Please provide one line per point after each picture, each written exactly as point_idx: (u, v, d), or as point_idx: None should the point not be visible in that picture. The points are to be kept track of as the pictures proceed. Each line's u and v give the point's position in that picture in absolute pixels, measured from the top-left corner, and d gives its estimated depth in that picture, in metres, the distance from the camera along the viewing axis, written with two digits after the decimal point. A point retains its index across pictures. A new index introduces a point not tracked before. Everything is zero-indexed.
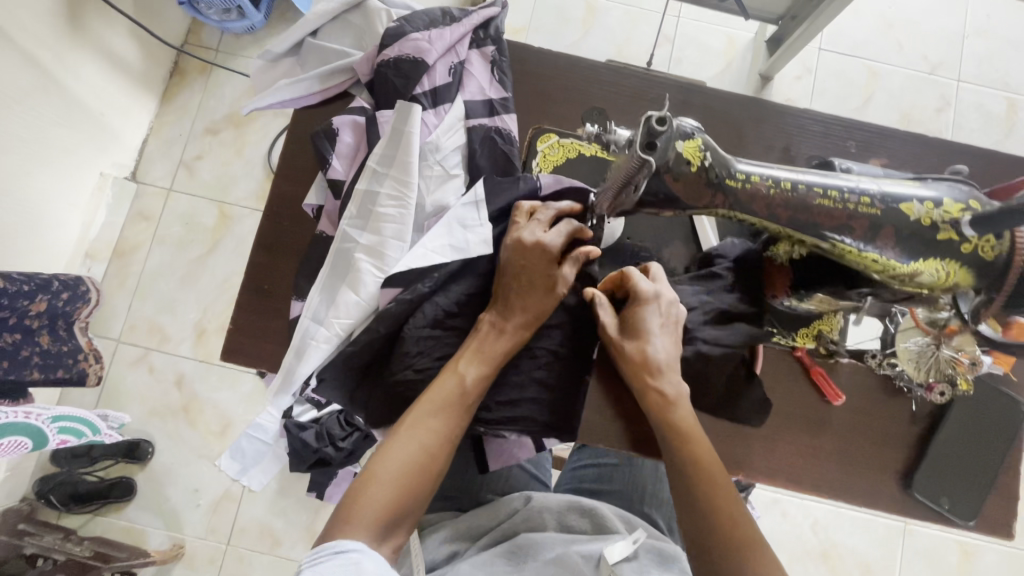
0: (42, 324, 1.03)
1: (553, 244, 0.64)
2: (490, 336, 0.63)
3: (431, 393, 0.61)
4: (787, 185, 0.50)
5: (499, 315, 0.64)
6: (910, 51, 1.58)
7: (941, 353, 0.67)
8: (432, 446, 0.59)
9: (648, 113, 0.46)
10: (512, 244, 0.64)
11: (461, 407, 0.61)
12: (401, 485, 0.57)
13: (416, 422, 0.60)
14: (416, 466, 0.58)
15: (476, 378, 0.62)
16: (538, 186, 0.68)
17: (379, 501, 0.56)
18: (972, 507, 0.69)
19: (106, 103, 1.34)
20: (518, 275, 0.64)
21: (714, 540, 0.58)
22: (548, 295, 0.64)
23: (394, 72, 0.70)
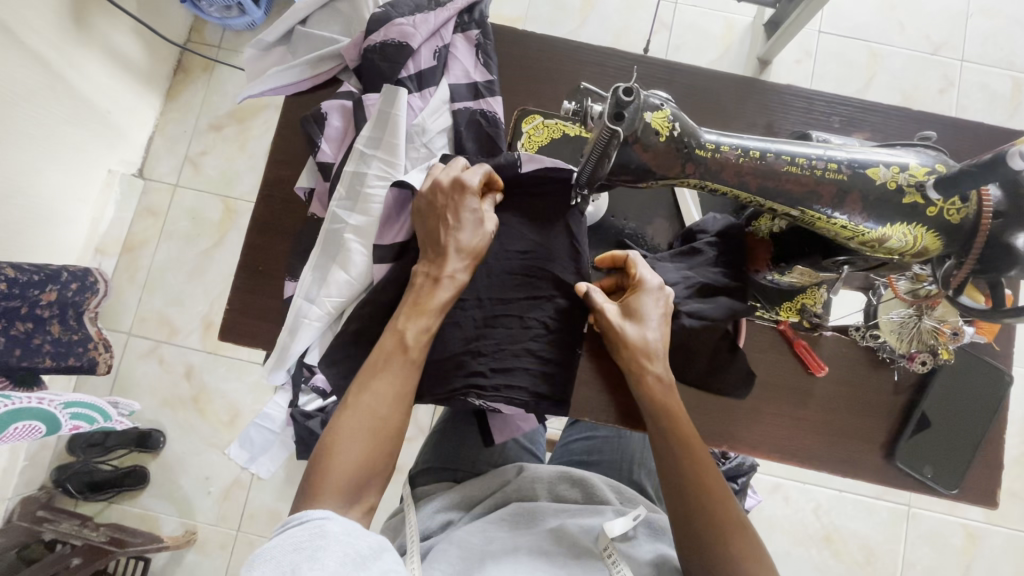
0: (52, 314, 1.07)
1: (473, 182, 0.64)
2: (426, 288, 0.63)
3: (374, 358, 0.62)
4: (756, 154, 0.51)
5: (430, 265, 0.64)
6: (912, 32, 1.57)
7: (923, 323, 0.67)
8: (382, 407, 0.60)
9: (615, 85, 0.48)
10: (433, 189, 0.64)
11: (406, 363, 0.62)
12: (361, 450, 0.58)
13: (363, 388, 0.61)
14: (371, 431, 0.59)
15: (415, 331, 0.62)
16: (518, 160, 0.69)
17: (340, 471, 0.57)
18: (955, 477, 0.70)
19: (112, 101, 1.38)
20: (445, 221, 0.64)
21: (703, 525, 0.60)
22: (473, 233, 0.64)
23: (380, 56, 0.72)
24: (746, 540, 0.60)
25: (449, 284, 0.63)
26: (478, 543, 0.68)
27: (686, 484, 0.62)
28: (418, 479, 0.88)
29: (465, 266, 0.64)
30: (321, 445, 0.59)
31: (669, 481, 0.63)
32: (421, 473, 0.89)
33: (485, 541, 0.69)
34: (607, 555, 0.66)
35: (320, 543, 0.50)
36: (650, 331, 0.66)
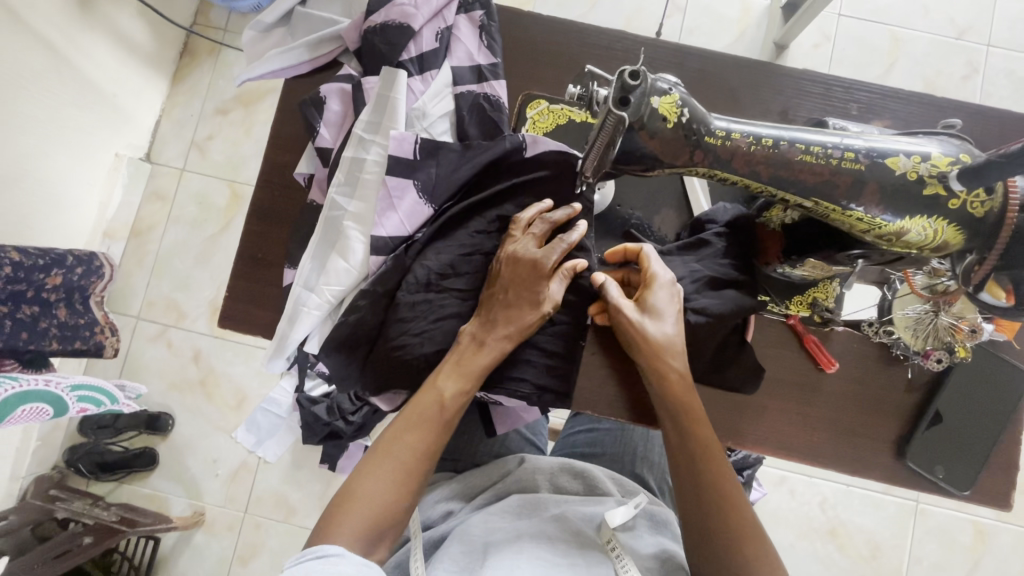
0: (58, 297, 1.07)
1: (548, 260, 0.63)
2: (470, 350, 0.64)
3: (409, 410, 0.63)
4: (768, 142, 0.49)
5: (480, 327, 0.64)
6: (937, 15, 1.51)
7: (940, 320, 0.65)
8: (410, 461, 0.61)
9: (621, 68, 0.46)
10: (506, 260, 0.64)
11: (440, 423, 0.62)
12: (385, 503, 0.59)
13: (395, 439, 0.61)
14: (396, 484, 0.60)
15: (455, 394, 0.63)
16: (521, 144, 0.66)
17: (359, 516, 0.57)
18: (968, 478, 0.68)
19: (119, 84, 1.37)
20: (505, 291, 0.64)
21: (716, 532, 0.59)
22: (531, 312, 0.64)
23: (380, 38, 0.70)
24: (760, 549, 0.58)
25: (492, 350, 0.63)
26: (479, 534, 0.68)
27: (703, 490, 0.61)
28: None
29: (513, 336, 0.64)
30: (345, 486, 0.60)
31: (685, 485, 0.62)
32: None
33: (486, 532, 0.68)
34: (611, 549, 0.65)
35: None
36: (666, 326, 0.64)
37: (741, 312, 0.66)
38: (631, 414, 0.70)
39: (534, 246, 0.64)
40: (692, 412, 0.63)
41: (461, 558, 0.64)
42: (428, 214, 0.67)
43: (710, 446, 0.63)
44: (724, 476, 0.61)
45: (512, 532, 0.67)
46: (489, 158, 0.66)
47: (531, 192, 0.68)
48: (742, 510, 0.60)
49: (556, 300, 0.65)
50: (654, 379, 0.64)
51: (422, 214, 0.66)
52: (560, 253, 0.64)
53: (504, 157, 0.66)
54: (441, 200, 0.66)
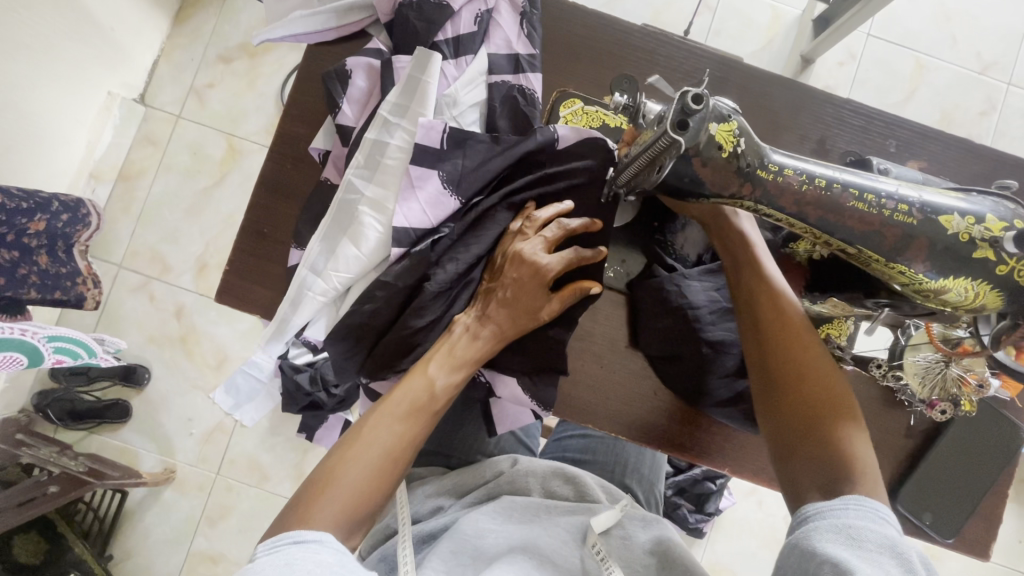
0: (41, 244, 1.02)
1: (550, 268, 0.62)
2: (463, 341, 0.62)
3: (396, 398, 0.59)
4: (822, 183, 0.46)
5: (475, 318, 0.63)
6: (963, 47, 1.49)
7: (949, 371, 0.65)
8: (395, 449, 0.57)
9: (684, 89, 0.43)
10: (512, 260, 0.62)
11: (428, 413, 0.60)
12: (369, 487, 0.55)
13: (381, 424, 0.58)
14: (382, 471, 0.56)
15: (446, 384, 0.61)
16: (554, 138, 0.63)
17: (341, 500, 0.53)
18: (954, 526, 0.69)
19: (117, 19, 1.28)
20: (506, 290, 0.62)
21: (814, 425, 0.55)
22: (527, 316, 0.63)
23: (417, 14, 0.65)
24: (858, 446, 0.54)
25: (484, 346, 0.62)
26: (469, 535, 0.67)
27: (777, 393, 0.57)
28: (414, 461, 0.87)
29: (505, 339, 0.63)
30: (324, 471, 0.55)
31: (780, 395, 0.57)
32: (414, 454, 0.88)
33: (476, 533, 0.68)
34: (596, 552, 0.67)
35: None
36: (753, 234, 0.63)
37: None
38: (632, 430, 0.71)
39: (544, 249, 0.62)
40: (784, 315, 0.59)
41: (449, 556, 0.65)
42: (455, 208, 0.63)
43: (794, 341, 0.59)
44: (818, 376, 0.57)
45: (503, 542, 0.67)
46: (517, 156, 0.62)
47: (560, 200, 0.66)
48: (840, 400, 0.56)
49: (555, 311, 0.64)
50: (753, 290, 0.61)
51: (445, 206, 0.63)
52: (565, 264, 0.63)
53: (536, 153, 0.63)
54: (468, 192, 0.63)
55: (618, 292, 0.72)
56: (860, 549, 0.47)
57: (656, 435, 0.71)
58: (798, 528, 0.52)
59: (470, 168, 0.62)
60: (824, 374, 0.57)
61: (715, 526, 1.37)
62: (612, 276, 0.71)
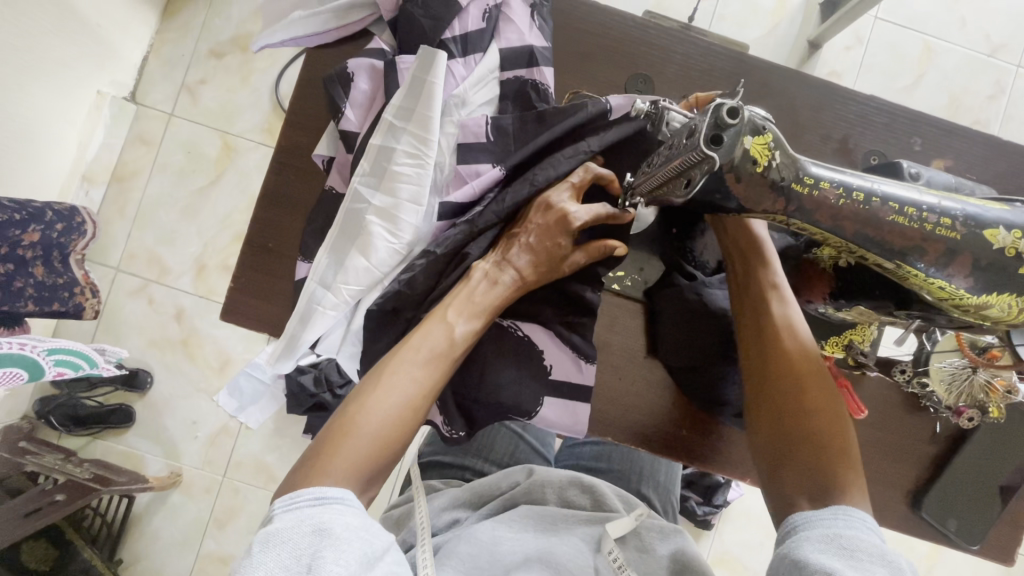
0: (36, 255, 0.99)
1: (578, 218, 0.58)
2: (483, 286, 0.58)
3: (415, 345, 0.55)
4: (859, 196, 0.44)
5: (495, 264, 0.59)
6: (972, 29, 1.45)
7: (976, 377, 0.64)
8: (413, 402, 0.53)
9: (716, 102, 0.40)
10: (538, 206, 0.59)
11: (448, 363, 0.56)
12: (384, 442, 0.51)
13: (402, 373, 0.53)
14: (396, 427, 0.52)
15: (467, 332, 0.57)
16: (606, 109, 0.59)
17: (353, 458, 0.49)
18: (978, 532, 0.68)
19: (104, 15, 1.23)
20: (531, 236, 0.59)
21: (808, 446, 0.53)
22: (549, 264, 0.59)
23: (422, 10, 0.61)
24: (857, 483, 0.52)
25: (506, 294, 0.59)
26: (486, 542, 0.67)
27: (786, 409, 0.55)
28: (429, 472, 0.85)
29: (526, 288, 0.60)
30: (342, 420, 0.51)
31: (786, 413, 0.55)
32: (430, 467, 0.86)
33: (493, 540, 0.67)
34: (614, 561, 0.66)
35: (332, 547, 0.42)
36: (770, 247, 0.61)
37: None
38: (653, 444, 0.69)
39: (571, 197, 0.59)
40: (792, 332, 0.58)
41: (467, 562, 0.64)
42: (498, 176, 0.60)
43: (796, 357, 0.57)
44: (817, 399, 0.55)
45: (520, 552, 0.66)
46: (557, 133, 0.59)
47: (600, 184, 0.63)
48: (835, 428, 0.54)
49: (576, 266, 0.61)
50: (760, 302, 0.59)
51: (487, 174, 0.60)
52: (594, 212, 0.59)
53: (583, 124, 0.60)
54: (515, 163, 0.60)
55: (636, 301, 0.70)
56: (850, 560, 0.44)
57: (677, 447, 0.70)
58: (788, 541, 0.49)
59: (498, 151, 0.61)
60: (825, 400, 0.56)
61: (722, 517, 1.37)
62: (629, 285, 0.70)
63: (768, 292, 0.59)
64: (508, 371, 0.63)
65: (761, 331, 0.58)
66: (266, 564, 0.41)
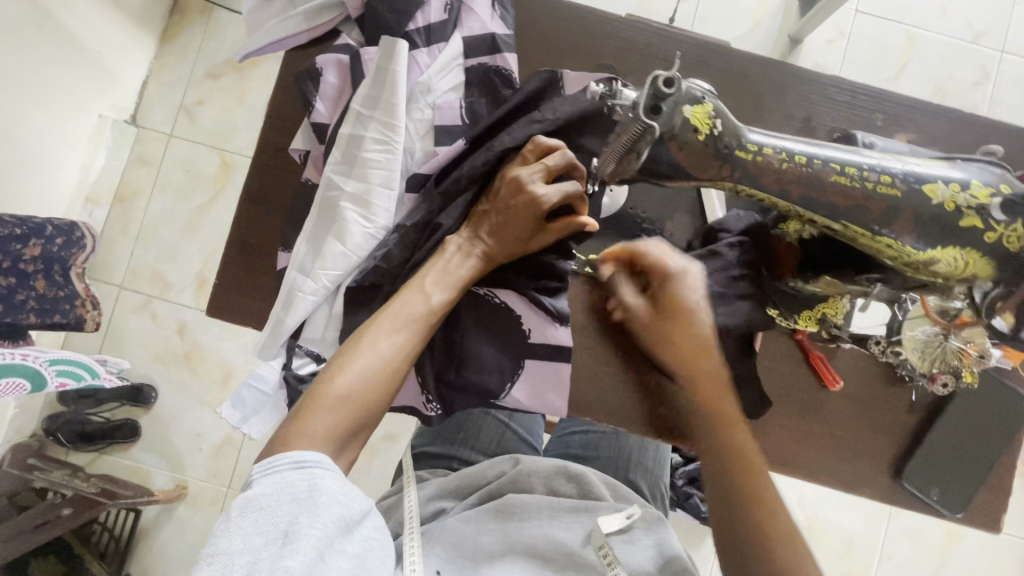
0: (37, 269, 1.02)
1: (548, 200, 0.59)
2: (456, 258, 0.61)
3: (396, 311, 0.57)
4: (802, 159, 0.46)
5: (468, 237, 0.61)
6: (953, 17, 1.46)
7: (948, 344, 0.65)
8: (391, 364, 0.55)
9: (654, 74, 0.43)
10: (509, 183, 0.60)
11: (426, 327, 0.58)
12: (360, 404, 0.52)
13: (380, 336, 0.55)
14: (370, 390, 0.53)
15: (442, 300, 0.59)
16: (559, 82, 0.64)
17: (330, 419, 0.50)
18: (961, 500, 0.68)
19: (103, 42, 1.29)
20: (502, 213, 0.61)
21: (735, 483, 0.50)
22: (519, 241, 0.62)
23: (387, 6, 0.64)
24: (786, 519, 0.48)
25: (475, 267, 0.61)
26: (470, 533, 0.67)
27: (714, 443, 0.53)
28: (420, 462, 0.86)
29: (495, 261, 0.62)
30: (320, 382, 0.52)
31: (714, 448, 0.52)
32: (421, 457, 0.87)
33: (476, 530, 0.68)
34: (603, 556, 0.64)
35: (310, 515, 0.42)
36: (686, 270, 0.59)
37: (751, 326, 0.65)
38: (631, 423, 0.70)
39: (542, 177, 0.60)
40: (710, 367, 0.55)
41: (451, 553, 0.64)
42: (462, 148, 0.63)
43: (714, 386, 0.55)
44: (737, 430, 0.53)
45: (503, 541, 0.67)
46: (516, 102, 0.63)
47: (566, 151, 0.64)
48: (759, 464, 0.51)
49: (545, 243, 0.62)
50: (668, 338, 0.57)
51: (452, 146, 0.63)
52: (564, 194, 0.60)
53: (535, 94, 0.63)
54: (478, 134, 0.63)
55: (609, 284, 0.71)
56: None
57: (659, 427, 0.70)
58: None
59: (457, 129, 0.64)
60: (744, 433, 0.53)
61: None
62: None
63: (682, 321, 0.56)
64: (486, 352, 0.66)
65: (680, 361, 0.56)
66: (244, 528, 0.42)
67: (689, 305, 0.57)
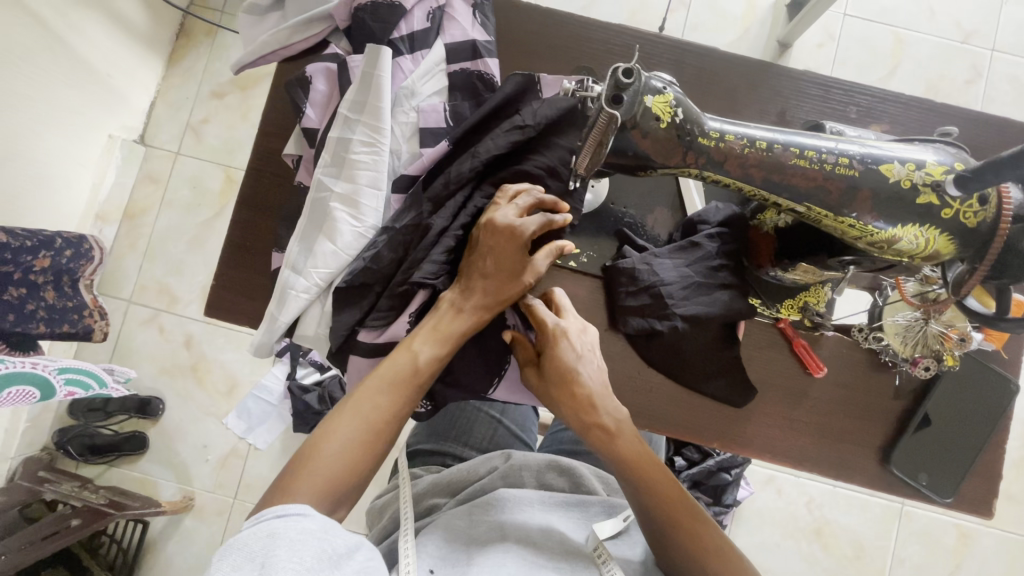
0: (47, 280, 1.06)
1: (527, 229, 0.62)
2: (448, 315, 0.63)
3: (382, 370, 0.60)
4: (762, 145, 0.49)
5: (459, 293, 0.64)
6: (942, 18, 1.47)
7: (929, 328, 0.65)
8: (378, 421, 0.58)
9: (615, 66, 0.45)
10: (484, 227, 0.62)
11: (413, 386, 0.60)
12: (350, 462, 0.56)
13: (364, 397, 0.59)
14: (359, 449, 0.57)
15: (430, 357, 0.61)
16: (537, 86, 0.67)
17: (320, 476, 0.54)
18: (951, 484, 0.69)
19: (112, 65, 1.34)
20: (486, 260, 0.63)
21: (665, 529, 0.59)
22: (512, 283, 0.64)
23: (371, 16, 0.68)
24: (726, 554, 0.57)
25: (471, 320, 0.63)
26: (462, 526, 0.67)
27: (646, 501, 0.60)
28: (415, 460, 0.87)
29: (493, 307, 0.64)
30: (306, 446, 0.56)
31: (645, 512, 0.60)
32: (415, 454, 0.88)
33: (470, 523, 0.67)
34: (599, 556, 0.63)
35: (286, 547, 0.45)
36: (565, 328, 0.65)
37: (730, 314, 0.66)
38: None
39: (516, 214, 0.63)
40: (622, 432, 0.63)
41: (443, 546, 0.64)
42: (446, 149, 0.65)
43: (621, 434, 0.63)
44: (656, 478, 0.61)
45: (497, 528, 0.66)
46: (494, 105, 0.65)
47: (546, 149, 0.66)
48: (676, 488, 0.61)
49: (538, 272, 0.66)
50: (571, 401, 0.63)
51: (437, 148, 0.66)
52: (538, 224, 0.63)
53: (512, 98, 0.66)
54: (460, 136, 0.65)
55: (593, 277, 0.72)
56: None
57: (645, 417, 0.70)
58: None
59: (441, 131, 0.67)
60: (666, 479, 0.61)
61: (734, 519, 1.28)
62: (585, 261, 0.72)
63: (574, 385, 0.63)
64: (473, 346, 0.68)
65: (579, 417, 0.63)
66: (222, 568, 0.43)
67: (574, 363, 0.64)
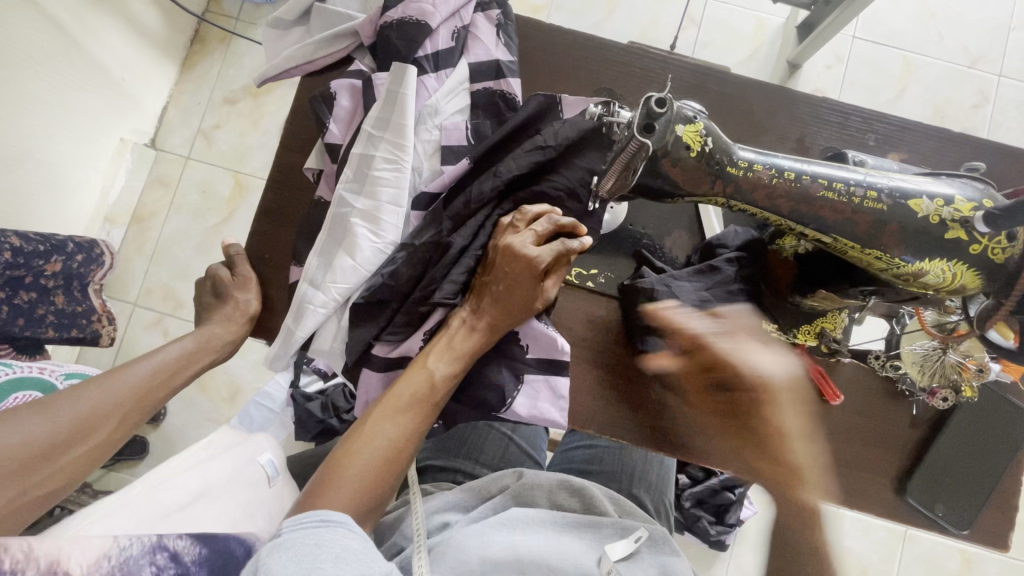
0: (57, 284, 1.05)
1: (542, 261, 0.62)
2: (460, 333, 0.64)
3: (399, 392, 0.61)
4: (791, 175, 0.50)
5: (471, 312, 0.64)
6: (950, 42, 1.49)
7: (947, 357, 0.66)
8: (397, 442, 0.60)
9: (649, 95, 0.46)
10: (502, 251, 0.63)
11: (429, 405, 0.62)
12: (370, 481, 0.58)
13: (383, 419, 0.60)
14: (380, 468, 0.59)
15: (445, 375, 0.62)
16: (557, 105, 0.67)
17: (345, 498, 0.56)
18: (967, 517, 0.68)
19: (128, 70, 1.35)
20: (499, 284, 0.63)
21: None
22: (524, 302, 0.63)
23: (397, 34, 0.68)
24: None
25: (482, 335, 0.64)
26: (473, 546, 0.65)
27: None
28: (424, 476, 0.87)
29: (505, 325, 0.64)
30: (332, 464, 0.58)
31: None
32: (423, 470, 0.88)
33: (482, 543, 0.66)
34: None
35: (332, 561, 0.46)
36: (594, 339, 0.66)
37: None
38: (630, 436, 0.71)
39: (533, 243, 0.62)
40: None
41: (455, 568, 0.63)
42: (467, 168, 0.65)
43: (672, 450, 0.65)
44: None
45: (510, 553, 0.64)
46: (515, 124, 0.65)
47: (565, 169, 0.66)
48: None
49: (550, 300, 0.66)
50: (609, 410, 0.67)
51: (457, 166, 0.66)
52: (553, 256, 0.62)
53: (532, 118, 0.66)
54: (480, 156, 0.65)
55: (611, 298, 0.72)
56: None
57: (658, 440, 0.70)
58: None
59: (462, 150, 0.67)
60: None
61: (739, 539, 1.27)
62: (603, 282, 0.73)
63: None
64: (488, 366, 0.68)
65: None
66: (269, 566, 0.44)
67: None
